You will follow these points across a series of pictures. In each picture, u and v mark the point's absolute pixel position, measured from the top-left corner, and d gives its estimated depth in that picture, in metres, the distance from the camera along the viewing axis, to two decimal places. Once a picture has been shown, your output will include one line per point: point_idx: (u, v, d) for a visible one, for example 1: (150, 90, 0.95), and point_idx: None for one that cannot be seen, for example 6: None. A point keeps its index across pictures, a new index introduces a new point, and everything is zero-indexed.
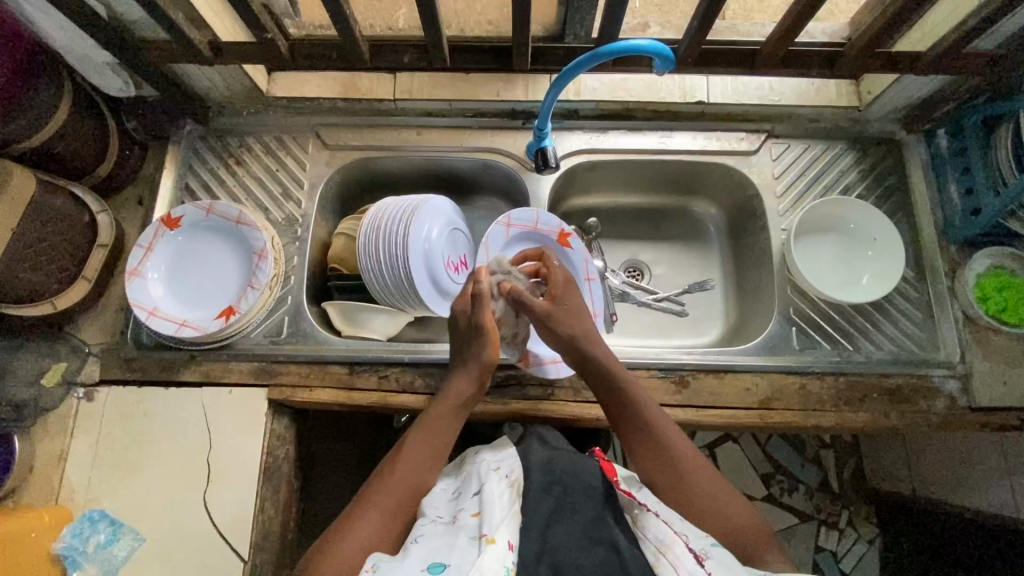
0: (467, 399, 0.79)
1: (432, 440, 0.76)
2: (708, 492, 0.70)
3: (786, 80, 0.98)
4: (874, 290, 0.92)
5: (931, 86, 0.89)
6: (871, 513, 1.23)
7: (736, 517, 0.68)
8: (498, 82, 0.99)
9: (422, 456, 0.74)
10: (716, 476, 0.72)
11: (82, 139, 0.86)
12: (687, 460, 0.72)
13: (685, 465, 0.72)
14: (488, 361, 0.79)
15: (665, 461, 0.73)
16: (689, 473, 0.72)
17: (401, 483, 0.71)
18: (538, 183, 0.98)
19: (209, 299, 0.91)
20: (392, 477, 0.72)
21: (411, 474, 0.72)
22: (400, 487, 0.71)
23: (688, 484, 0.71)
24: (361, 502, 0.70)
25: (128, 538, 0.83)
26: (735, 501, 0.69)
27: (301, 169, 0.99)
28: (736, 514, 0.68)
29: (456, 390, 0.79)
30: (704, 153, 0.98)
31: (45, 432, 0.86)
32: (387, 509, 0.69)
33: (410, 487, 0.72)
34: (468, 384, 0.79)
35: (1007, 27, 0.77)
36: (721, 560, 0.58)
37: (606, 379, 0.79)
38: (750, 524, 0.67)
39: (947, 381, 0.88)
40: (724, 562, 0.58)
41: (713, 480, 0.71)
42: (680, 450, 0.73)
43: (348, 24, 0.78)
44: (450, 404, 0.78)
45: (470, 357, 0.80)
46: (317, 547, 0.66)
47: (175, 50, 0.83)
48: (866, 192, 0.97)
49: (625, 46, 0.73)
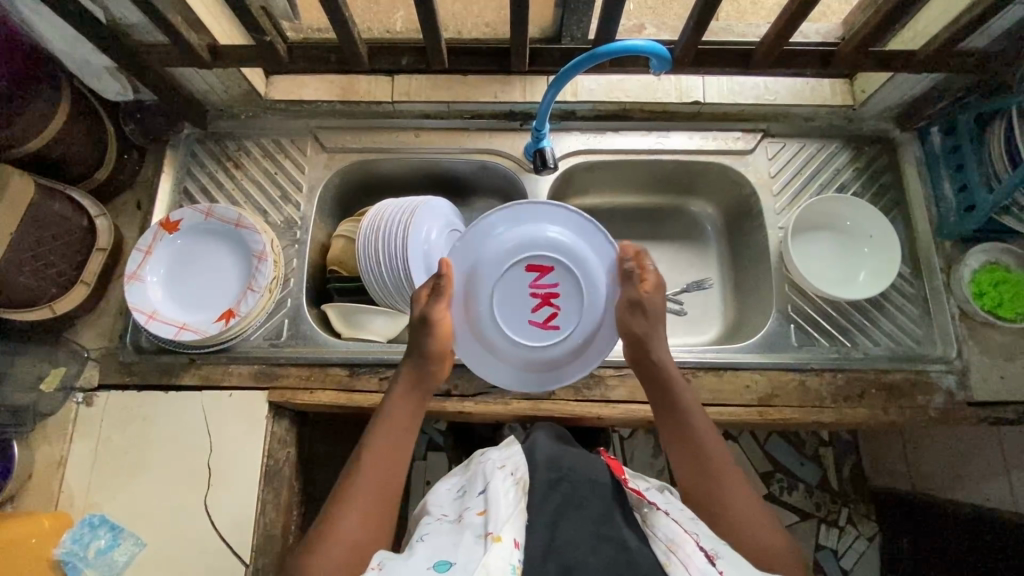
0: (420, 382, 0.77)
1: (393, 429, 0.74)
2: (740, 510, 0.68)
3: (781, 80, 0.99)
4: (870, 287, 0.93)
5: (923, 85, 0.90)
6: (871, 510, 1.23)
7: (770, 537, 0.66)
8: (495, 83, 0.99)
9: (386, 448, 0.72)
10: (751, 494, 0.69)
11: (81, 143, 0.86)
12: (725, 477, 0.70)
13: (725, 482, 0.70)
14: (438, 352, 0.76)
15: (710, 478, 0.70)
16: (728, 490, 0.69)
17: (371, 478, 0.69)
18: (537, 183, 0.98)
19: (209, 301, 0.91)
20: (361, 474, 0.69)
21: (380, 469, 0.70)
22: (373, 483, 0.69)
23: (730, 504, 0.68)
24: (336, 505, 0.67)
25: (129, 543, 0.82)
26: (765, 519, 0.67)
27: (300, 172, 0.99)
28: (766, 534, 0.66)
29: (408, 374, 0.77)
30: (701, 152, 0.99)
31: (44, 438, 0.86)
32: (365, 508, 0.67)
33: (381, 481, 0.69)
34: (418, 368, 0.77)
35: (998, 25, 0.78)
36: (732, 560, 0.60)
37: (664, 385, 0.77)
38: (780, 546, 0.65)
39: (944, 376, 0.89)
40: (734, 561, 0.60)
41: (749, 498, 0.69)
42: (722, 467, 0.71)
43: (347, 27, 0.79)
44: (403, 390, 0.76)
45: (419, 350, 0.77)
46: (300, 557, 0.64)
47: (173, 53, 0.83)
48: (861, 190, 0.98)
49: (622, 46, 0.74)
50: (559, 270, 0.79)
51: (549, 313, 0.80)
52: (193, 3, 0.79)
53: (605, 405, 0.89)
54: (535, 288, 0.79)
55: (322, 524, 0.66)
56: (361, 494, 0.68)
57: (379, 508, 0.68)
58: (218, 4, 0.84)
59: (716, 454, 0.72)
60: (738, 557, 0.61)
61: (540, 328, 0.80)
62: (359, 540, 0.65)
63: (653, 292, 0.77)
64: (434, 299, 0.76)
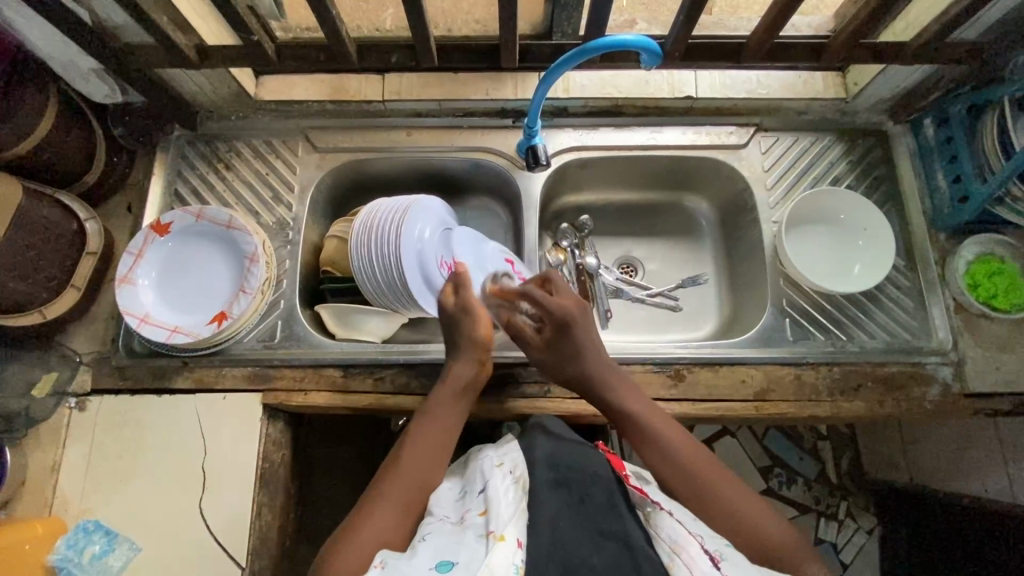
0: (468, 383, 0.81)
1: (437, 429, 0.77)
2: (733, 501, 0.69)
3: (773, 74, 0.99)
4: (865, 280, 0.93)
5: (916, 75, 0.90)
6: (870, 504, 1.23)
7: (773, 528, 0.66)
8: (487, 81, 0.99)
9: (428, 446, 0.75)
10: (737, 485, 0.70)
11: (70, 146, 0.85)
12: (707, 473, 0.71)
13: (707, 479, 0.71)
14: (481, 339, 0.83)
15: (694, 479, 0.71)
16: (714, 486, 0.70)
17: (411, 473, 0.72)
18: (530, 181, 0.98)
19: (201, 304, 0.91)
20: (400, 469, 0.72)
21: (419, 465, 0.73)
22: (412, 477, 0.72)
23: (727, 501, 0.68)
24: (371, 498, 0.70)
25: (123, 548, 0.82)
26: (763, 512, 0.67)
27: (291, 173, 0.98)
28: (761, 520, 0.67)
29: (458, 375, 0.81)
30: (694, 148, 0.99)
31: (36, 443, 0.85)
32: (400, 502, 0.69)
33: (418, 476, 0.72)
34: (467, 370, 0.82)
35: (989, 15, 0.78)
36: (734, 561, 0.59)
37: (616, 409, 0.79)
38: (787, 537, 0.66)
39: (940, 368, 0.88)
40: (737, 562, 0.59)
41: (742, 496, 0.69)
42: (698, 466, 0.72)
43: (335, 26, 0.78)
44: (450, 390, 0.80)
45: (465, 340, 0.82)
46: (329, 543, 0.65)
47: (161, 55, 0.82)
48: (855, 183, 0.98)
49: (612, 41, 0.73)
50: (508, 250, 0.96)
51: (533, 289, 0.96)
52: (180, 4, 0.78)
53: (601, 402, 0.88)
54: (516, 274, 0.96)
55: (355, 515, 0.68)
56: (398, 488, 0.70)
57: (412, 506, 0.69)
58: (204, 4, 0.83)
59: (689, 456, 0.72)
60: (743, 557, 0.61)
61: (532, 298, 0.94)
62: (390, 533, 0.66)
63: (553, 332, 0.82)
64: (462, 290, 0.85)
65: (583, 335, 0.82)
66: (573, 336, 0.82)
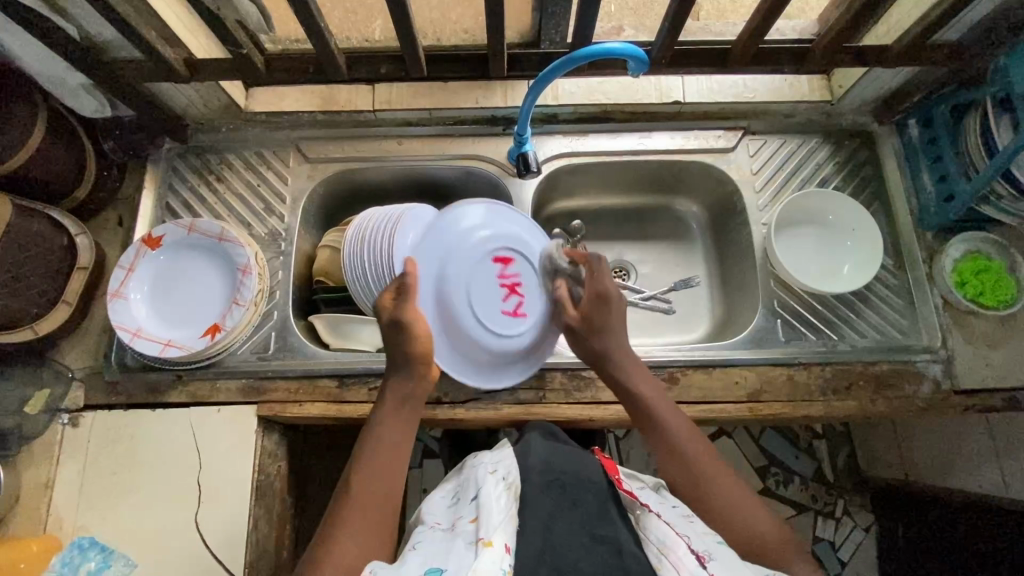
0: (413, 391, 0.75)
1: (384, 444, 0.72)
2: (736, 504, 0.69)
3: (758, 77, 1.00)
4: (855, 279, 0.94)
5: (899, 77, 0.91)
6: (866, 502, 1.24)
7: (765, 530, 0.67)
8: (476, 89, 1.00)
9: (383, 464, 0.70)
10: (740, 488, 0.70)
11: (59, 163, 0.85)
12: (715, 475, 0.71)
13: (717, 489, 0.70)
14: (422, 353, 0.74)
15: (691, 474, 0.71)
16: (717, 491, 0.70)
17: (366, 498, 0.68)
18: (522, 188, 0.99)
19: (194, 318, 0.90)
20: (356, 493, 0.68)
21: (373, 486, 0.69)
22: (370, 499, 0.68)
23: (717, 498, 0.69)
24: (332, 525, 0.66)
25: (119, 564, 0.81)
26: (763, 515, 0.68)
27: (283, 184, 0.99)
28: (762, 525, 0.67)
29: (397, 389, 0.75)
30: (683, 152, 1.00)
31: (29, 460, 0.85)
32: (360, 527, 0.66)
33: (380, 496, 0.68)
34: (407, 382, 0.75)
35: (968, 17, 0.80)
36: (724, 562, 0.59)
37: (629, 392, 0.77)
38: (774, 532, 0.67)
39: (930, 365, 0.90)
40: (726, 562, 0.59)
41: (739, 493, 0.70)
42: (708, 470, 0.71)
43: (325, 39, 0.79)
44: (392, 402, 0.74)
45: (404, 358, 0.75)
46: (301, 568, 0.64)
47: (150, 70, 0.82)
48: (842, 183, 0.99)
49: (600, 49, 0.74)
50: (518, 262, 0.87)
51: (514, 303, 0.86)
52: (167, 18, 0.78)
53: (596, 406, 0.89)
54: (501, 278, 0.85)
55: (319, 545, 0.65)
56: (355, 514, 0.67)
57: (371, 527, 0.66)
58: (191, 18, 0.84)
59: (702, 462, 0.72)
60: (732, 556, 0.60)
61: (506, 318, 0.85)
62: (354, 559, 0.63)
63: (590, 305, 0.81)
64: (403, 296, 0.75)
65: (614, 321, 0.80)
66: (608, 312, 0.80)
